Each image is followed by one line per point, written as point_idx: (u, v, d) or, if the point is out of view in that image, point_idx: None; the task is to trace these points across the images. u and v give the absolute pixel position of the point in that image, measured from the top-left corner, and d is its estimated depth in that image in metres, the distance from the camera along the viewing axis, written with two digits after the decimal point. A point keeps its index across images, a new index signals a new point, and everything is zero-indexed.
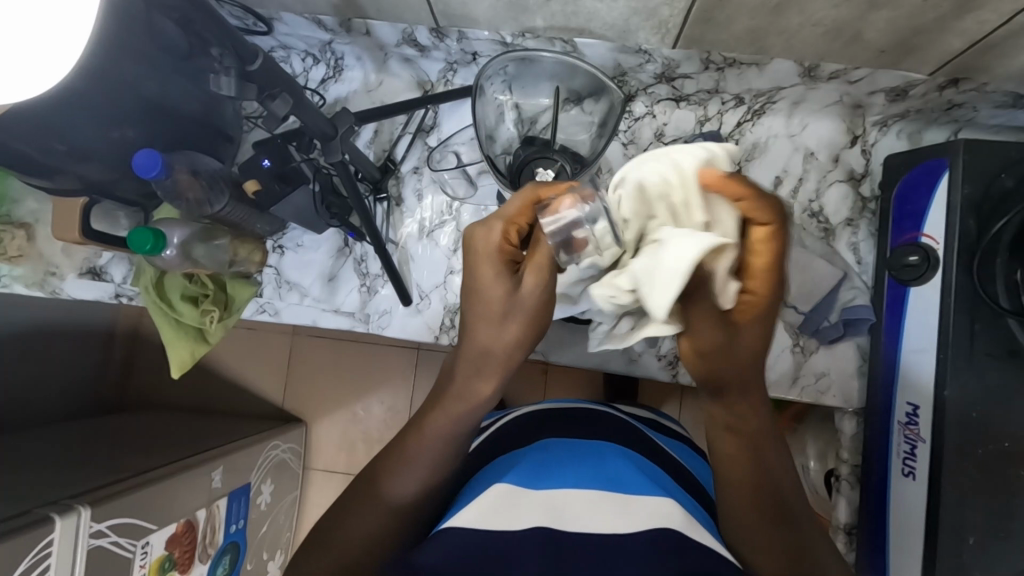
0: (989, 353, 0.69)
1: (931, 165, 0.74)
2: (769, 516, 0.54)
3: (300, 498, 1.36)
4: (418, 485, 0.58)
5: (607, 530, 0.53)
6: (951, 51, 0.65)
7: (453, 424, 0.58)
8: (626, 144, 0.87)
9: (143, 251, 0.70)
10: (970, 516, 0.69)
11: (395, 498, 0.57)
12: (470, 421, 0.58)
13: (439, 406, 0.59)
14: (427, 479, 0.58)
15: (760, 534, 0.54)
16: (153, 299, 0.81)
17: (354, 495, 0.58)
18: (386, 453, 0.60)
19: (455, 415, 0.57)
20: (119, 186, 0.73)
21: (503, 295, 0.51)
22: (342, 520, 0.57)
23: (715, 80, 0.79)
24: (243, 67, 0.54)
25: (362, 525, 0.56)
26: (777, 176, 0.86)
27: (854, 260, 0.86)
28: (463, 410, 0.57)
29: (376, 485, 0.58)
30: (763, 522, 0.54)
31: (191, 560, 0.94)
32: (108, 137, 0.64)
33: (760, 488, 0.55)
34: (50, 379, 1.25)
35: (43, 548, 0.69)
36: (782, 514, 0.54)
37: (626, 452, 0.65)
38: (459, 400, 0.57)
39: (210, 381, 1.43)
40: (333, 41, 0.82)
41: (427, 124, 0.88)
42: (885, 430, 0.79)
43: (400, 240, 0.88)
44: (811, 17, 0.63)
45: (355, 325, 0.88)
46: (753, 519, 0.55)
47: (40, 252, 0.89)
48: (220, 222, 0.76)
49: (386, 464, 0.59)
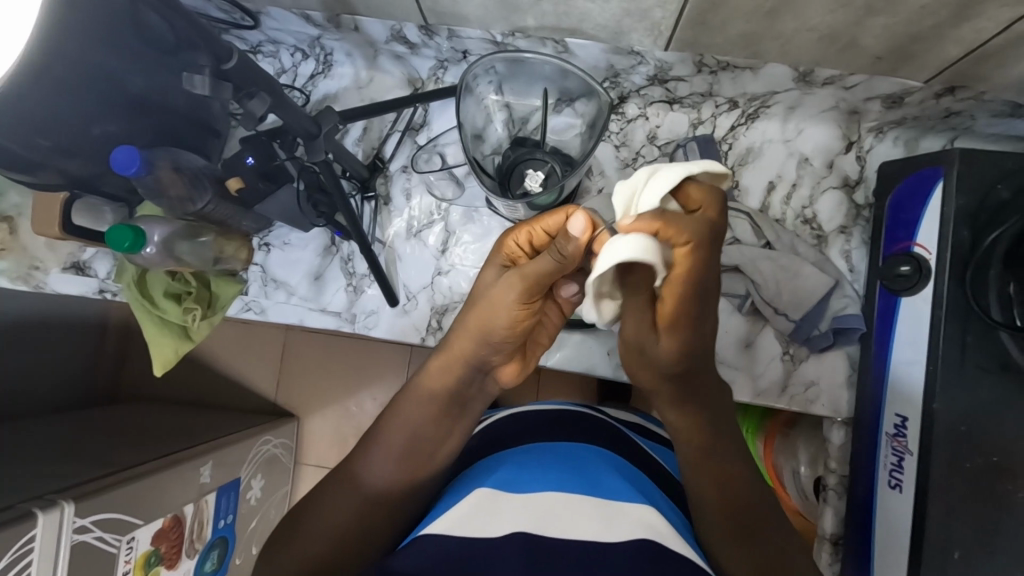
0: (979, 365, 0.68)
1: (926, 174, 0.72)
2: (732, 519, 0.58)
3: (290, 494, 1.35)
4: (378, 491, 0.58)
5: (590, 535, 0.53)
6: (948, 59, 0.64)
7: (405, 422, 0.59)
8: (618, 147, 0.86)
9: (123, 248, 0.69)
10: (956, 530, 0.68)
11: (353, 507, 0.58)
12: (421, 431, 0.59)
13: (396, 404, 0.61)
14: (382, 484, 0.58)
15: (731, 542, 0.57)
16: (135, 296, 0.80)
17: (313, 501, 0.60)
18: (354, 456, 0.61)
19: (407, 406, 0.60)
20: (101, 181, 0.72)
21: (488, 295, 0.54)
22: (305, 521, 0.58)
23: (709, 83, 0.78)
24: (220, 65, 0.54)
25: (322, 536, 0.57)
26: (771, 181, 0.85)
27: (846, 268, 0.85)
28: (426, 396, 0.59)
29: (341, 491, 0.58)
30: (729, 533, 0.58)
31: (178, 555, 0.94)
32: (89, 133, 0.63)
33: (721, 495, 0.59)
34: (40, 371, 1.24)
35: (25, 543, 0.69)
36: (744, 526, 0.58)
37: (605, 455, 0.65)
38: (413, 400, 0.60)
39: (201, 376, 1.42)
40: (322, 36, 0.81)
41: (417, 122, 0.87)
42: (873, 441, 0.78)
43: (387, 240, 0.87)
44: (806, 22, 0.61)
45: (341, 325, 0.87)
46: (721, 535, 0.58)
47: (24, 246, 0.89)
48: (204, 219, 0.75)
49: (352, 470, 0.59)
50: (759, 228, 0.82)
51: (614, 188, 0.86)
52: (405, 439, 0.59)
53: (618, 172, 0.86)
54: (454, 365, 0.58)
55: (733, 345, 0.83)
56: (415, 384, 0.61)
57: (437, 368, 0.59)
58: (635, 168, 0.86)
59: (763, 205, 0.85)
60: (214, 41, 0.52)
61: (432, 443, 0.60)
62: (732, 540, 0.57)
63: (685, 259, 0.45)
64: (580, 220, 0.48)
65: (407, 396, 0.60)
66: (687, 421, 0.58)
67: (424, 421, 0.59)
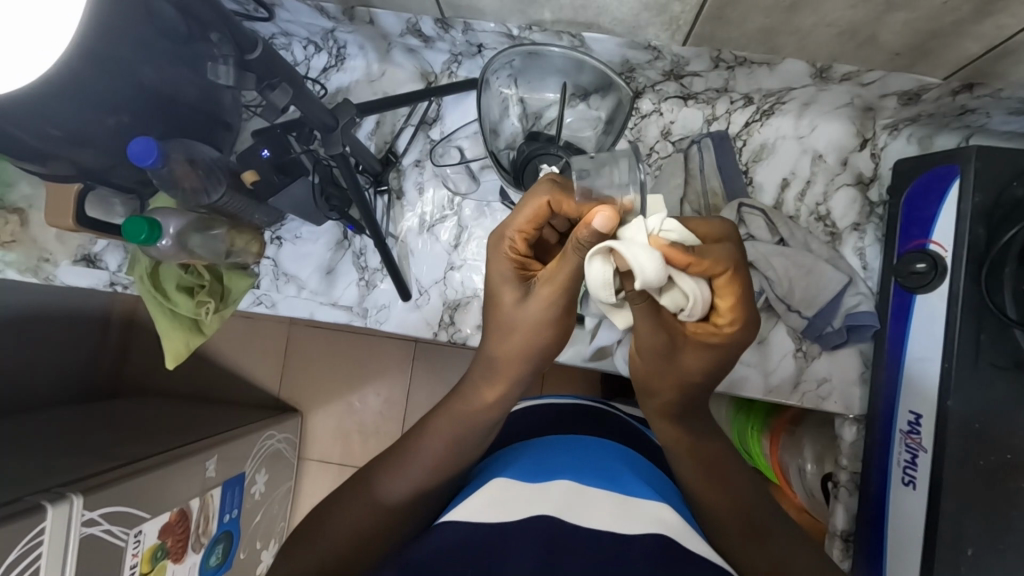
0: (995, 363, 0.68)
1: (941, 171, 0.72)
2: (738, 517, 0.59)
3: (294, 489, 1.35)
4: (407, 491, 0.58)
5: (606, 526, 0.52)
6: (968, 56, 0.63)
7: (455, 434, 0.59)
8: (632, 142, 0.86)
9: (138, 240, 0.69)
10: (969, 527, 0.68)
11: (378, 506, 0.57)
12: (467, 441, 0.60)
13: (431, 416, 0.61)
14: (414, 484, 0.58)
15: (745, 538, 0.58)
16: (148, 289, 0.80)
17: (335, 501, 0.59)
18: (389, 457, 0.60)
19: (457, 415, 0.60)
20: (114, 173, 0.72)
21: (515, 299, 0.55)
22: (325, 519, 0.58)
23: (725, 79, 0.78)
24: (241, 56, 0.53)
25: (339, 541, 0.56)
26: (784, 178, 0.85)
27: (860, 265, 0.85)
28: (468, 408, 0.59)
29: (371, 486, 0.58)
30: (739, 532, 0.58)
31: (184, 549, 0.94)
32: (103, 124, 0.62)
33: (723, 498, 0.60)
34: (46, 364, 1.24)
35: (35, 536, 0.69)
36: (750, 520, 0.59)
37: (625, 451, 0.65)
38: (463, 403, 0.60)
39: (206, 370, 1.42)
40: (336, 29, 0.80)
41: (430, 116, 0.87)
42: (886, 439, 0.79)
43: (400, 234, 0.87)
44: (826, 17, 0.61)
45: (352, 319, 0.87)
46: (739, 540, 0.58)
47: (33, 239, 0.88)
48: (217, 212, 0.75)
49: (386, 466, 0.59)
50: (774, 224, 0.82)
51: None
52: (442, 446, 0.59)
53: None
54: (494, 373, 0.59)
55: (746, 342, 0.83)
56: (455, 396, 0.61)
57: (484, 368, 0.59)
58: (649, 164, 0.86)
59: (777, 202, 0.85)
60: (236, 31, 0.51)
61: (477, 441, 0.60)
62: (737, 539, 0.58)
63: (728, 285, 0.46)
64: (604, 215, 0.44)
65: (442, 410, 0.61)
66: (683, 432, 0.61)
67: (478, 430, 0.60)
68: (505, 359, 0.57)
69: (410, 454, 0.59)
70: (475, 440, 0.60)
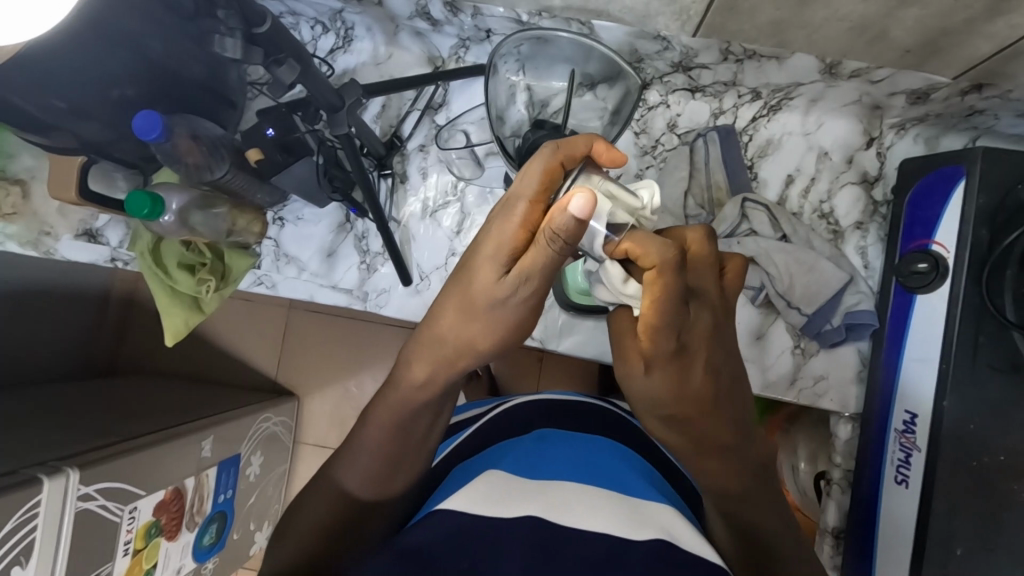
0: (991, 365, 0.68)
1: (947, 172, 0.72)
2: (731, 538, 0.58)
3: (289, 471, 1.36)
4: (371, 476, 0.56)
5: (607, 529, 0.52)
6: (978, 55, 0.63)
7: (398, 420, 0.55)
8: (638, 133, 0.86)
9: (140, 215, 0.68)
10: (959, 526, 0.69)
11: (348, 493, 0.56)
12: (418, 422, 0.56)
13: (377, 398, 0.57)
14: (373, 474, 0.56)
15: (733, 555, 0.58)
16: (149, 265, 0.79)
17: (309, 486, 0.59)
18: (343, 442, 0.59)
19: (398, 403, 0.55)
20: (117, 147, 0.71)
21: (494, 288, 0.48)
22: (300, 510, 0.58)
23: (733, 72, 0.77)
24: (250, 30, 0.53)
25: (314, 529, 0.56)
26: (789, 175, 0.86)
27: (861, 265, 0.86)
28: (406, 397, 0.55)
29: (335, 474, 0.57)
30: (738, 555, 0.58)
31: (179, 527, 0.94)
32: (106, 95, 0.62)
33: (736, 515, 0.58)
34: (44, 339, 1.24)
35: (30, 509, 0.68)
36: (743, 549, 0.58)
37: (625, 452, 0.67)
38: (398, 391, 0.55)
39: (204, 351, 1.42)
40: (344, 9, 0.79)
41: (436, 101, 0.87)
42: (881, 437, 0.79)
43: (403, 219, 0.87)
44: (837, 11, 0.61)
45: (352, 302, 0.87)
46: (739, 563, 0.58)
47: (34, 211, 0.88)
48: (220, 189, 0.74)
49: (342, 452, 0.58)
50: (776, 219, 0.82)
51: (632, 175, 0.87)
52: (395, 425, 0.55)
53: (637, 159, 0.87)
54: (445, 357, 0.53)
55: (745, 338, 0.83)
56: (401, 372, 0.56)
57: (418, 354, 0.54)
58: (654, 156, 0.87)
59: (781, 198, 0.86)
60: (246, 5, 0.51)
61: (423, 425, 0.57)
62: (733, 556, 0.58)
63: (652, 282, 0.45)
64: (582, 198, 0.42)
65: (389, 391, 0.56)
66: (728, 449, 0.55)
67: (419, 412, 0.55)
68: (457, 346, 0.52)
69: (358, 441, 0.57)
70: (421, 426, 0.56)
